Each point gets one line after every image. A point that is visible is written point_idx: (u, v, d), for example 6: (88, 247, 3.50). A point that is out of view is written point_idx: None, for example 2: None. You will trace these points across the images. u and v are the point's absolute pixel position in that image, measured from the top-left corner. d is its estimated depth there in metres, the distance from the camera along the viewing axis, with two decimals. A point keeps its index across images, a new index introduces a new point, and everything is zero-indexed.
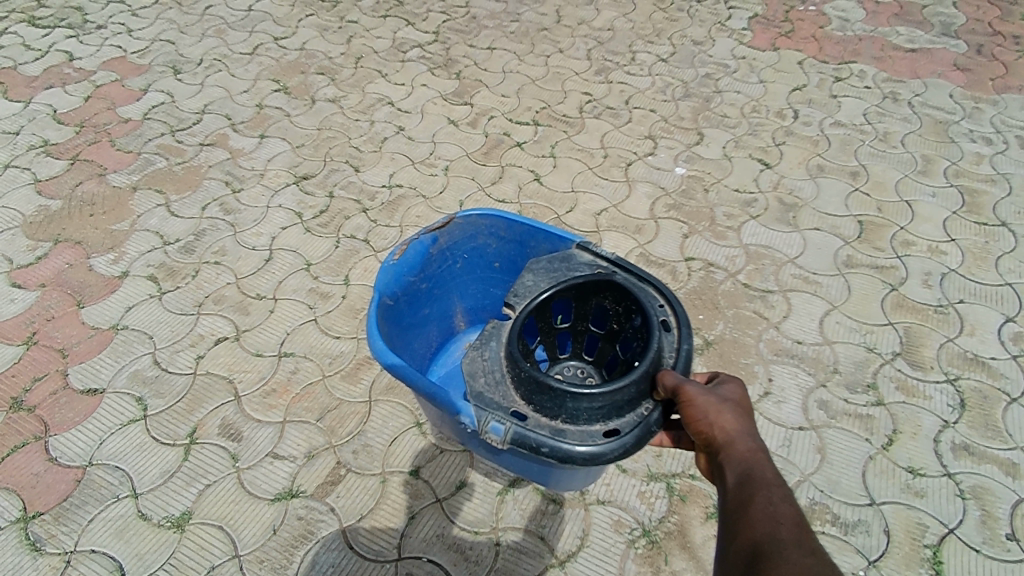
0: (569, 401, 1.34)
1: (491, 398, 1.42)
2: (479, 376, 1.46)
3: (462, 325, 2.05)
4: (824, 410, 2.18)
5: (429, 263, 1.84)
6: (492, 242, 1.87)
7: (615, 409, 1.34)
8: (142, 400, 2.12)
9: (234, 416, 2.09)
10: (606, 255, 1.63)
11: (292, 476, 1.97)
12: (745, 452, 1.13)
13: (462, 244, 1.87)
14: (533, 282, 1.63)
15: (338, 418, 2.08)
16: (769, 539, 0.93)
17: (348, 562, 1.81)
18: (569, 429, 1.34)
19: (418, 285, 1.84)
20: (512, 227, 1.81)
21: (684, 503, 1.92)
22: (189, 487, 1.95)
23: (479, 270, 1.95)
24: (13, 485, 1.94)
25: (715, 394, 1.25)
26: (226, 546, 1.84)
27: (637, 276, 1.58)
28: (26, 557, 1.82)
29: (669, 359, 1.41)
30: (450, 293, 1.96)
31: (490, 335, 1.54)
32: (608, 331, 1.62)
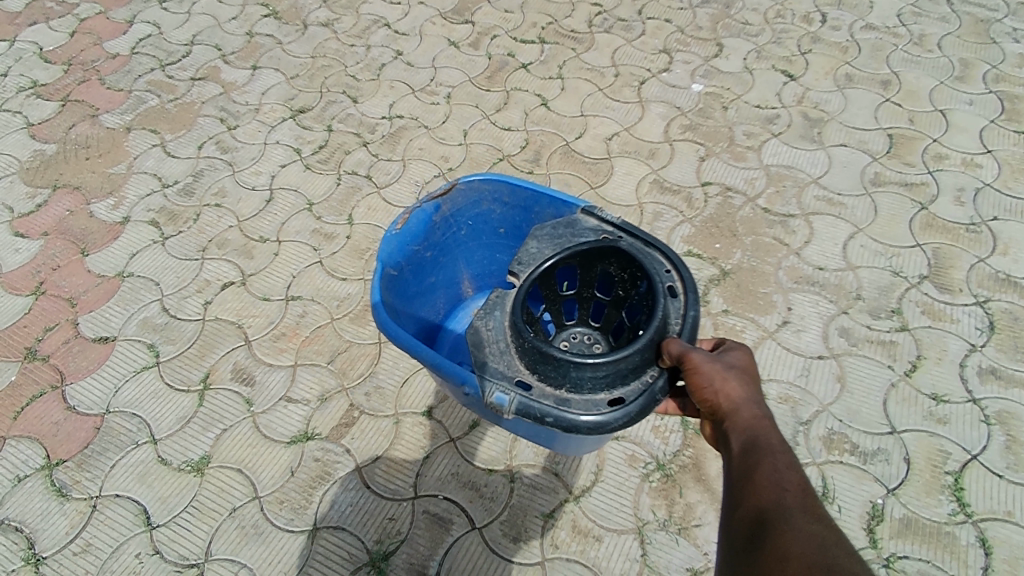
0: (572, 371, 1.29)
1: (496, 368, 1.37)
2: (484, 346, 1.40)
3: (469, 292, 1.97)
4: (845, 337, 2.12)
5: (433, 231, 1.77)
6: (496, 209, 1.80)
7: (619, 377, 1.29)
8: (154, 347, 2.12)
9: (245, 361, 2.08)
10: (610, 220, 1.55)
11: (307, 419, 1.97)
12: (750, 419, 1.12)
13: (466, 210, 1.79)
14: (538, 250, 1.54)
15: (348, 360, 2.06)
16: (774, 506, 0.93)
17: (365, 502, 1.83)
18: (573, 399, 1.30)
19: (422, 254, 1.77)
20: (515, 193, 1.73)
21: (700, 437, 1.90)
22: (206, 432, 1.96)
23: (486, 239, 1.88)
24: (34, 435, 1.96)
25: (719, 360, 1.22)
26: (246, 488, 1.87)
27: (642, 241, 1.50)
28: (54, 503, 1.84)
29: (675, 325, 1.35)
30: (454, 260, 1.88)
31: (495, 305, 1.45)
32: (614, 298, 1.55)
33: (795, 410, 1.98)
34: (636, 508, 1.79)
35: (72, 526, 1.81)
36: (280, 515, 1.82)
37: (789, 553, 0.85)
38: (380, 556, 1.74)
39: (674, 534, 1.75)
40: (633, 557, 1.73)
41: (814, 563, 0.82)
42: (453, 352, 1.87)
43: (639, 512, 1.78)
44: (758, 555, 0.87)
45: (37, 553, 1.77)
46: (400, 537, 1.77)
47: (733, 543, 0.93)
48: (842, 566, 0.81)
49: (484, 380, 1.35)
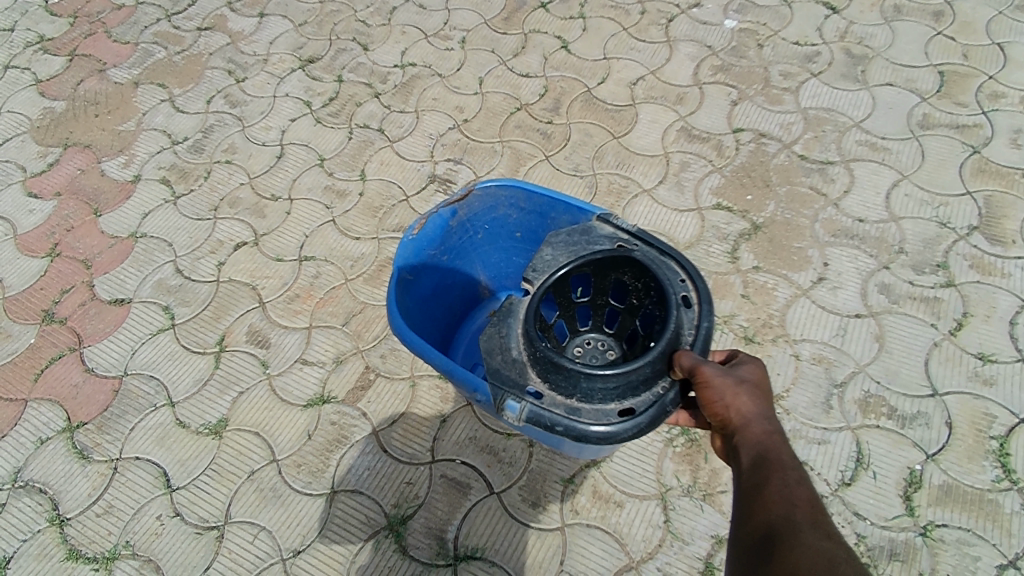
0: (582, 381, 1.24)
1: (507, 376, 1.31)
2: (496, 353, 1.34)
3: (486, 292, 1.86)
4: (885, 294, 1.99)
5: (449, 236, 1.69)
6: (512, 215, 1.69)
7: (629, 388, 1.24)
8: (169, 308, 2.09)
9: (260, 322, 2.04)
10: (626, 228, 1.45)
11: (323, 381, 1.92)
12: (761, 434, 1.09)
13: (483, 215, 1.70)
14: (553, 256, 1.45)
15: (363, 323, 2.01)
16: (784, 523, 0.93)
17: (382, 465, 1.79)
18: (584, 408, 1.25)
19: (438, 259, 1.70)
20: (531, 200, 1.63)
21: None
22: (223, 395, 1.93)
23: (506, 245, 1.78)
24: (55, 397, 1.95)
25: (730, 375, 1.17)
26: (264, 451, 1.84)
27: (657, 250, 1.41)
28: (76, 465, 1.84)
29: (687, 336, 1.29)
30: (469, 263, 1.79)
31: (508, 311, 1.38)
32: (629, 306, 1.45)
33: (829, 371, 1.88)
34: (659, 473, 1.73)
35: (93, 488, 1.80)
36: (297, 478, 1.79)
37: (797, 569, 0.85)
38: (398, 520, 1.71)
39: (698, 501, 1.69)
40: (655, 523, 1.67)
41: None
42: (467, 356, 1.79)
43: (662, 478, 1.72)
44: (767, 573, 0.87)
45: (61, 514, 1.77)
46: (417, 502, 1.73)
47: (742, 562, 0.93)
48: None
49: (496, 386, 1.30)
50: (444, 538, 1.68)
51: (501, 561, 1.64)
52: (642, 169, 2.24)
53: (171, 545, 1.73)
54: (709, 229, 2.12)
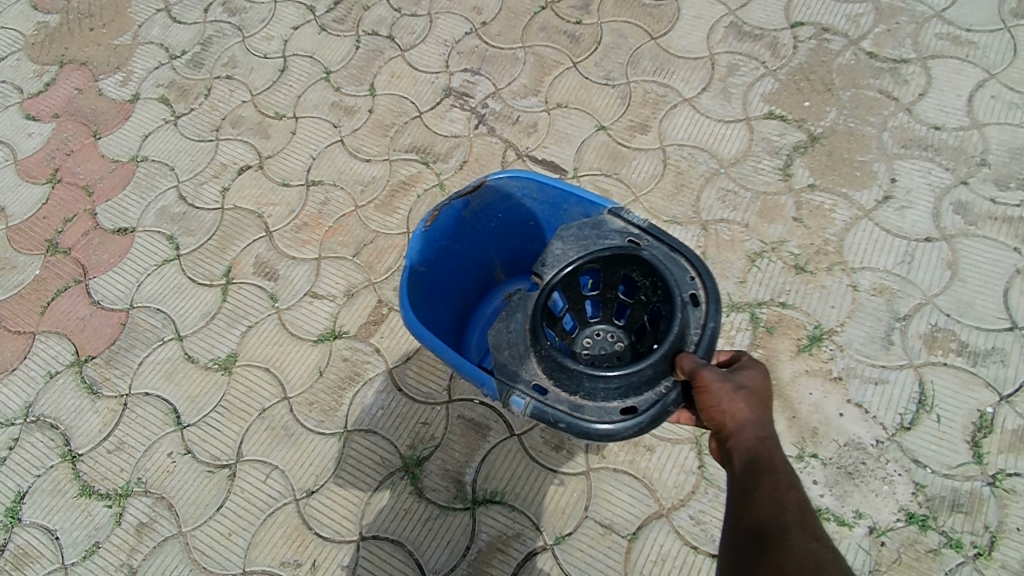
0: (586, 380, 1.19)
1: (512, 371, 1.26)
2: (504, 348, 1.28)
3: (501, 275, 1.67)
4: (961, 214, 1.76)
5: (462, 229, 1.54)
6: (524, 206, 1.51)
7: (633, 386, 1.17)
8: (173, 238, 1.97)
9: (267, 253, 1.91)
10: (637, 222, 1.33)
11: (334, 316, 1.80)
12: (754, 439, 1.05)
13: (496, 206, 1.53)
14: (562, 251, 1.34)
15: (375, 253, 1.87)
16: (773, 524, 0.92)
17: (397, 405, 1.67)
18: (587, 405, 1.19)
19: (451, 252, 1.55)
20: (543, 191, 1.45)
21: (770, 336, 1.68)
22: (232, 329, 1.82)
23: (519, 235, 1.59)
24: (62, 330, 1.87)
25: (730, 378, 1.11)
26: (275, 388, 1.73)
27: (668, 247, 1.30)
28: (85, 400, 1.77)
29: (693, 336, 1.20)
30: (480, 253, 1.61)
31: (517, 306, 1.31)
32: (638, 303, 1.32)
33: (891, 303, 1.69)
34: None
35: (104, 424, 1.73)
36: (310, 417, 1.69)
37: (787, 572, 0.84)
38: (414, 462, 1.60)
39: None
40: (688, 469, 1.53)
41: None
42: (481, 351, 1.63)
43: None
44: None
45: (73, 450, 1.71)
46: (434, 443, 1.61)
47: (733, 570, 0.91)
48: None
49: (501, 380, 1.25)
50: (461, 481, 1.57)
51: (521, 505, 1.53)
52: (683, 74, 1.99)
53: (182, 484, 1.65)
54: (758, 142, 1.89)
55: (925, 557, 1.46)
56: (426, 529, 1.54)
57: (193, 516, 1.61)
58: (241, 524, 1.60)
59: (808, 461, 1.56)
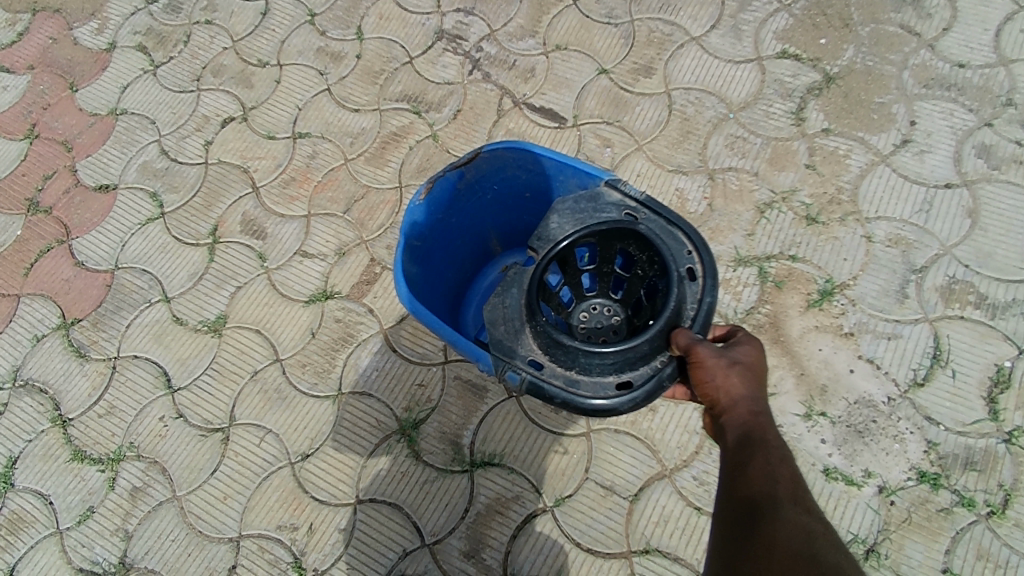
0: (580, 356, 1.18)
1: (507, 347, 1.24)
2: (500, 323, 1.27)
3: (496, 247, 1.60)
4: (983, 158, 1.68)
5: (456, 201, 1.45)
6: (520, 177, 1.43)
7: (629, 361, 1.16)
8: (157, 195, 1.89)
9: (255, 210, 1.83)
10: (634, 195, 1.28)
11: (325, 275, 1.73)
12: (746, 414, 1.08)
13: (491, 177, 1.44)
14: (558, 227, 1.31)
15: (367, 209, 1.79)
16: (765, 496, 0.96)
17: (391, 366, 1.61)
18: (583, 380, 1.18)
19: (446, 226, 1.47)
20: (539, 163, 1.37)
21: (779, 291, 1.61)
22: (221, 289, 1.75)
23: (513, 207, 1.52)
24: (46, 292, 1.81)
25: (724, 354, 1.12)
26: (266, 350, 1.68)
27: (666, 220, 1.26)
28: (74, 363, 1.71)
29: (689, 311, 1.18)
30: (474, 226, 1.53)
31: (513, 281, 1.29)
32: (634, 278, 1.30)
33: (907, 254, 1.61)
34: None
35: (93, 387, 1.68)
36: (303, 379, 1.63)
37: (777, 543, 0.89)
38: (410, 424, 1.55)
39: None
40: (692, 429, 1.48)
41: (801, 555, 0.87)
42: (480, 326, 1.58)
43: None
44: (748, 547, 0.91)
45: (63, 415, 1.66)
46: (430, 405, 1.56)
47: (725, 539, 0.96)
48: (827, 557, 0.87)
49: (497, 356, 1.23)
50: (459, 444, 1.52)
51: (520, 467, 1.49)
52: (690, 12, 1.88)
53: (175, 448, 1.60)
54: (770, 84, 1.78)
55: (936, 516, 1.43)
56: (423, 492, 1.50)
57: (188, 481, 1.56)
58: (235, 489, 1.55)
59: (816, 419, 1.50)
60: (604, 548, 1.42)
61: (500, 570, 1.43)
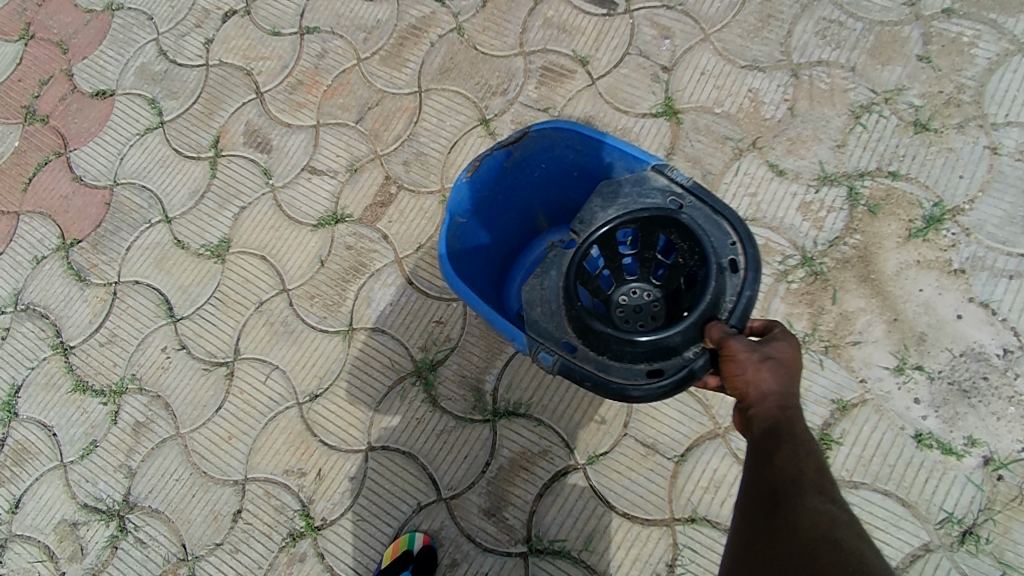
0: (610, 343, 1.03)
1: (545, 329, 1.08)
2: (536, 304, 1.10)
3: (544, 224, 1.31)
4: None
5: (503, 184, 1.23)
6: (568, 158, 1.19)
7: (661, 349, 1.01)
8: (155, 102, 1.70)
9: (259, 119, 1.62)
10: (680, 179, 1.08)
11: (336, 196, 1.52)
12: (776, 410, 0.87)
13: (540, 160, 1.21)
14: (597, 207, 1.10)
15: (382, 118, 1.56)
16: (790, 490, 0.80)
17: (408, 301, 1.42)
18: (614, 365, 1.02)
19: (490, 210, 1.24)
20: (586, 143, 1.15)
21: (873, 218, 1.33)
22: (224, 210, 1.57)
23: (560, 189, 1.27)
24: (45, 210, 1.66)
25: (759, 347, 0.92)
26: (272, 279, 1.49)
27: (710, 207, 1.06)
28: (74, 288, 1.58)
29: (727, 303, 1.01)
30: (516, 202, 1.27)
31: (552, 262, 1.11)
32: (677, 263, 1.07)
33: None
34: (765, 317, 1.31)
35: (94, 315, 1.55)
36: (311, 312, 1.45)
37: (796, 539, 0.75)
38: (427, 366, 1.36)
39: (818, 354, 1.28)
40: None
41: (823, 552, 0.73)
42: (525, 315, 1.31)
43: None
44: (765, 549, 0.78)
45: (64, 342, 1.54)
46: (449, 345, 1.37)
47: (744, 535, 0.82)
48: (854, 555, 0.73)
49: (533, 336, 1.07)
50: (481, 390, 1.33)
51: (550, 419, 1.29)
52: None
53: (178, 382, 1.46)
54: None
55: None
56: (441, 441, 1.32)
57: (192, 418, 1.43)
58: (240, 429, 1.41)
59: (910, 375, 1.25)
60: (643, 514, 1.23)
61: (524, 533, 1.25)
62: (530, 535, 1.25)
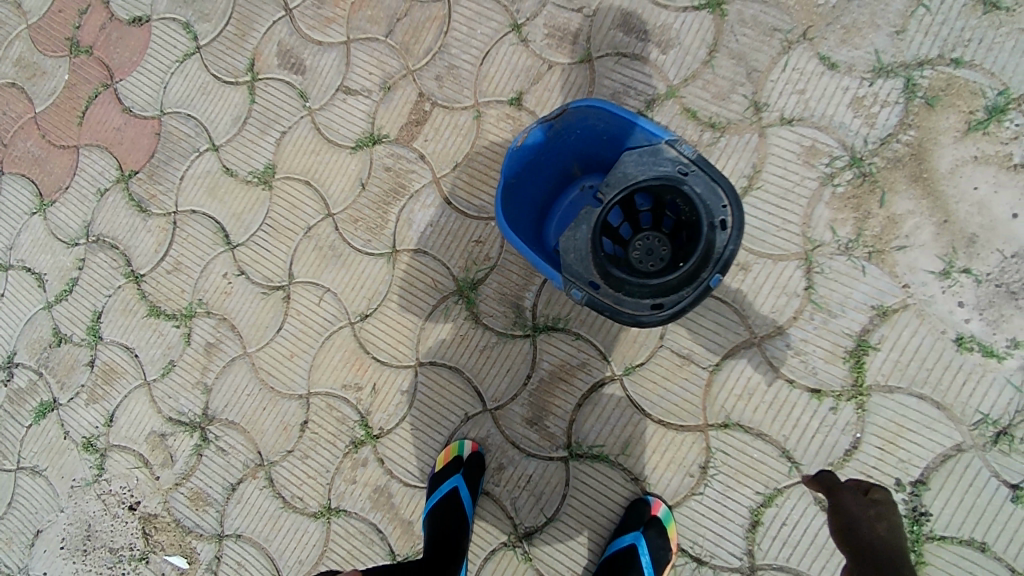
0: (625, 283, 1.10)
1: (575, 270, 1.12)
2: (570, 253, 1.13)
3: (577, 172, 1.31)
4: None
5: (545, 151, 1.24)
6: (601, 128, 1.19)
7: (666, 288, 1.08)
8: (190, 27, 1.70)
9: (291, 39, 1.61)
10: (686, 150, 1.08)
11: (371, 115, 1.53)
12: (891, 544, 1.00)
13: (576, 129, 1.21)
14: (619, 173, 1.13)
15: (412, 30, 1.53)
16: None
17: (446, 221, 1.45)
18: (626, 301, 1.09)
19: (533, 173, 1.26)
20: (616, 118, 1.15)
21: (931, 112, 1.25)
22: (266, 136, 1.60)
23: (589, 148, 1.26)
24: (102, 143, 1.74)
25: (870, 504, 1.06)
26: (318, 204, 1.54)
27: (709, 175, 1.07)
28: (137, 219, 1.67)
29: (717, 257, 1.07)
30: (552, 164, 1.27)
31: (584, 216, 1.14)
32: (682, 221, 1.13)
33: None
34: (807, 224, 1.28)
35: (159, 244, 1.65)
36: (356, 235, 1.51)
37: None
38: (468, 285, 1.42)
39: (860, 261, 1.26)
40: (792, 291, 1.28)
41: None
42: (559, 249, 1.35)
43: (809, 232, 1.28)
44: None
45: (135, 271, 1.66)
46: (489, 264, 1.41)
47: None
48: None
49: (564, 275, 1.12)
50: (521, 307, 1.38)
51: (588, 334, 1.34)
52: None
53: (240, 305, 1.57)
54: None
55: None
56: (485, 357, 1.39)
57: (256, 338, 1.55)
58: (301, 347, 1.52)
59: (956, 278, 1.22)
60: (677, 420, 1.29)
61: (565, 439, 1.34)
62: (570, 441, 1.34)
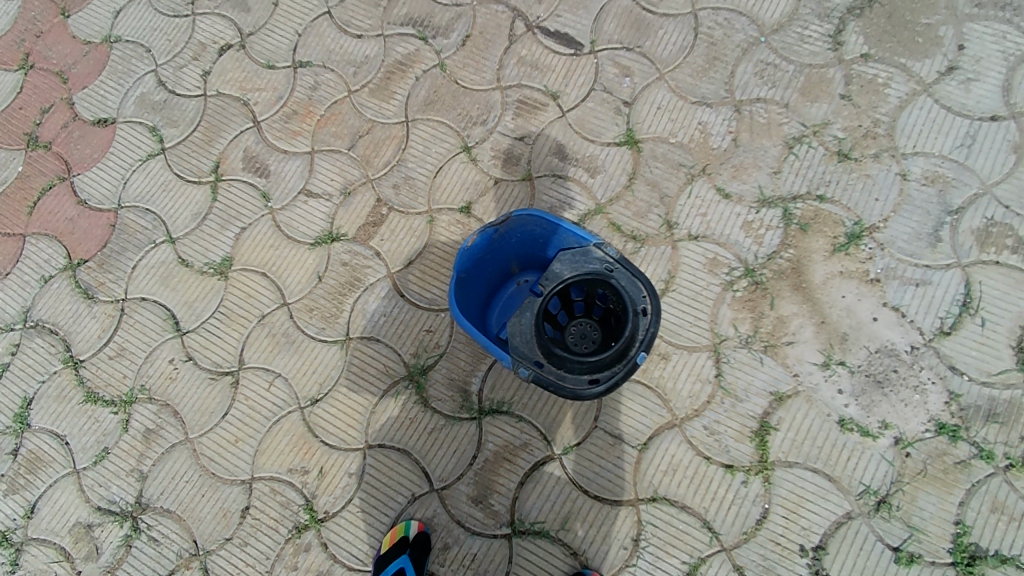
0: (566, 361, 1.27)
1: (521, 351, 1.29)
2: (516, 336, 1.30)
3: (514, 270, 1.50)
4: None
5: (489, 250, 1.42)
6: (537, 232, 1.41)
7: (601, 364, 1.26)
8: (157, 130, 1.82)
9: (257, 146, 1.76)
10: (612, 251, 1.31)
11: (331, 216, 1.68)
12: None
13: (516, 233, 1.41)
14: (554, 271, 1.33)
15: (372, 145, 1.72)
16: None
17: (399, 312, 1.58)
18: (568, 376, 1.26)
19: (478, 270, 1.43)
20: (552, 225, 1.37)
21: (804, 234, 1.55)
22: (226, 231, 1.71)
23: (526, 251, 1.47)
24: (52, 232, 1.77)
25: None
26: (273, 294, 1.64)
27: (631, 272, 1.30)
28: (82, 305, 1.69)
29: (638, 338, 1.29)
30: (495, 263, 1.46)
31: (528, 305, 1.31)
32: (608, 309, 1.34)
33: (944, 194, 1.55)
34: (714, 322, 1.51)
35: (104, 330, 1.67)
36: (310, 323, 1.60)
37: None
38: (418, 370, 1.53)
39: (758, 353, 1.49)
40: (705, 378, 1.48)
41: None
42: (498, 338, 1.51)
43: (717, 328, 1.51)
44: None
45: (74, 356, 1.66)
46: (438, 351, 1.54)
47: None
48: None
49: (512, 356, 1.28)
50: (467, 392, 1.50)
51: (529, 416, 1.47)
52: None
53: (186, 390, 1.59)
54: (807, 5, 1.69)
55: (953, 469, 1.41)
56: (432, 438, 1.49)
57: (200, 424, 1.57)
58: (247, 431, 1.55)
59: (834, 369, 1.46)
60: (611, 496, 1.42)
61: (508, 517, 1.43)
62: (513, 518, 1.43)
